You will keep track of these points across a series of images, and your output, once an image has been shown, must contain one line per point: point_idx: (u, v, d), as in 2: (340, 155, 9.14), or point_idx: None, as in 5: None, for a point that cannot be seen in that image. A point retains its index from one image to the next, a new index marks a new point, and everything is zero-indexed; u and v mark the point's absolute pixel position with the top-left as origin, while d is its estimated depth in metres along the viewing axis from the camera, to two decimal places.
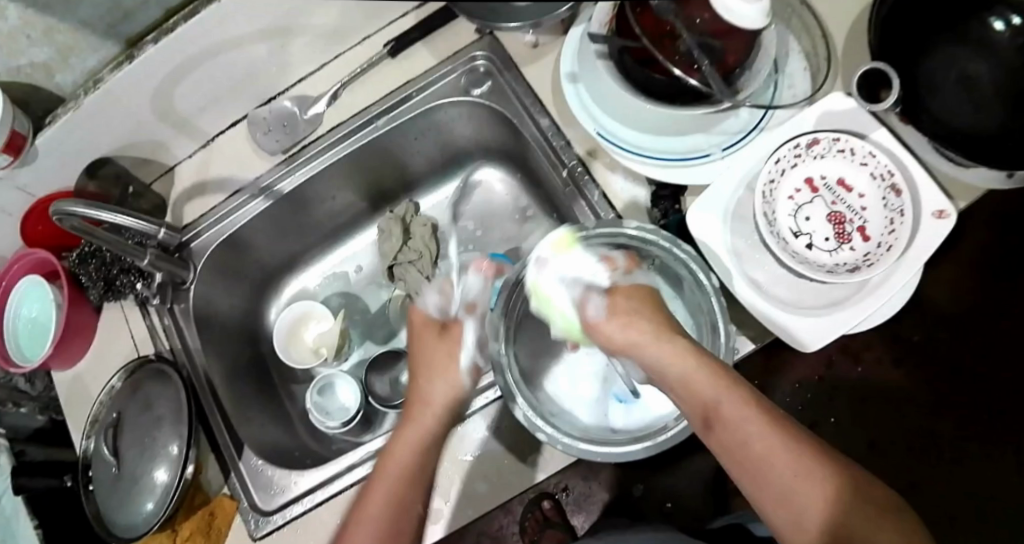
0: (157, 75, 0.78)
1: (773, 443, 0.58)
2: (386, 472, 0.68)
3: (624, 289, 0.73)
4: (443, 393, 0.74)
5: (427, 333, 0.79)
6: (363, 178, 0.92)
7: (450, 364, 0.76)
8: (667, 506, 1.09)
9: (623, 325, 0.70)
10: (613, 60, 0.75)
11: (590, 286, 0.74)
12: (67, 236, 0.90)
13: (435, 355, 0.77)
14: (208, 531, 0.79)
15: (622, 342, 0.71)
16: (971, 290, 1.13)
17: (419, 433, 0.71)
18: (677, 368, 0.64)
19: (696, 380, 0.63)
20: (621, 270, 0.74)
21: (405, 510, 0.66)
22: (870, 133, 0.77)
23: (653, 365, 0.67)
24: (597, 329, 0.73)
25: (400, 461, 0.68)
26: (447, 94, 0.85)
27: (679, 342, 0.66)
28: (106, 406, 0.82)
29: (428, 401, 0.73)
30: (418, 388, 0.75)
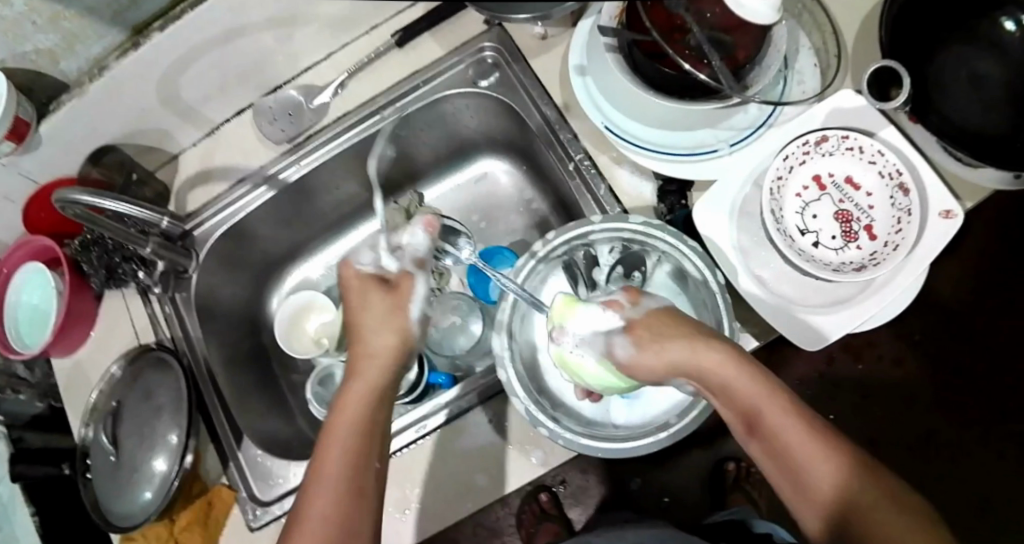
0: (162, 63, 0.77)
1: (818, 453, 0.55)
2: (331, 444, 0.56)
3: (642, 321, 0.62)
4: (390, 349, 0.61)
5: (365, 286, 0.65)
6: (368, 169, 0.91)
7: (396, 320, 0.63)
8: (664, 500, 1.09)
9: (656, 348, 0.60)
10: (623, 53, 0.75)
11: (610, 332, 0.63)
12: (70, 223, 0.90)
13: (378, 309, 0.63)
14: (206, 521, 0.78)
15: (662, 369, 0.60)
16: (976, 290, 1.12)
17: (367, 387, 0.59)
18: (719, 375, 0.58)
19: (739, 387, 0.57)
20: (629, 303, 0.64)
21: (358, 488, 0.55)
22: (879, 131, 0.76)
23: (696, 376, 0.59)
24: (637, 368, 0.61)
25: (352, 424, 0.57)
26: (453, 85, 0.84)
27: (724, 349, 0.59)
28: (106, 394, 0.82)
29: (375, 352, 0.61)
30: (360, 341, 0.62)
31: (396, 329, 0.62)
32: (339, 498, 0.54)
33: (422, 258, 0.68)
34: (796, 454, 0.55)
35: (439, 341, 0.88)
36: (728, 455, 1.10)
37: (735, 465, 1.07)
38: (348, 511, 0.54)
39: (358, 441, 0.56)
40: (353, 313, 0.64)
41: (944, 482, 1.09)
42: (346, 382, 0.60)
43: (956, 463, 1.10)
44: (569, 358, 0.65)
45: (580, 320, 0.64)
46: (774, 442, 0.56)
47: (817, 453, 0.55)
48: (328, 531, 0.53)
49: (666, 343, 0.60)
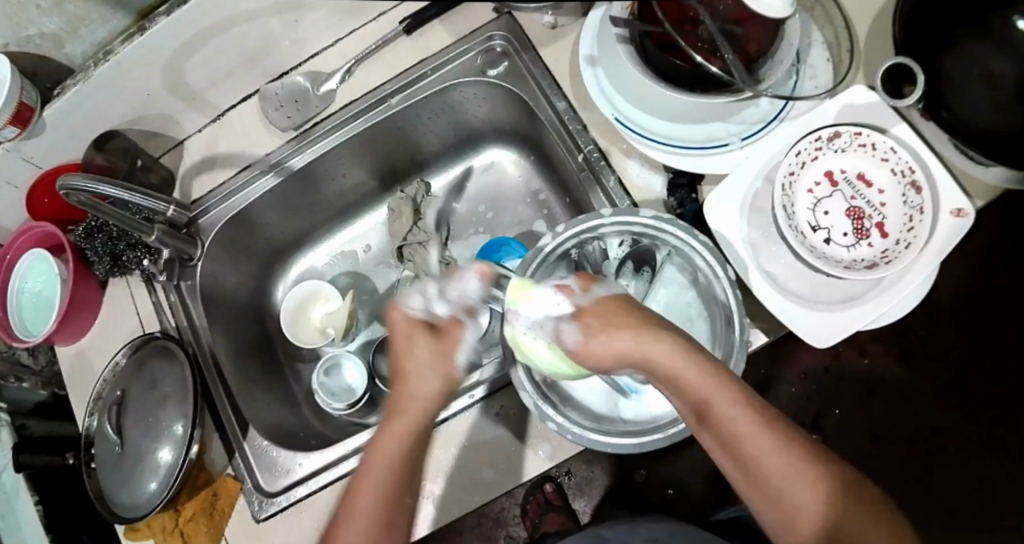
0: (168, 48, 0.76)
1: (767, 443, 0.56)
2: (370, 481, 0.59)
3: (589, 309, 0.64)
4: (432, 394, 0.63)
5: (416, 331, 0.65)
6: (374, 158, 0.91)
7: (440, 367, 0.64)
8: (667, 492, 1.09)
9: (609, 338, 0.62)
10: (634, 45, 0.74)
11: (557, 319, 0.64)
12: (74, 210, 0.89)
13: (426, 355, 0.64)
14: (211, 512, 0.77)
15: (611, 358, 0.62)
16: (981, 285, 1.11)
17: (407, 428, 0.61)
18: (670, 367, 0.59)
19: (690, 382, 0.58)
20: (580, 289, 0.65)
21: (389, 523, 0.58)
22: (891, 127, 0.76)
23: (646, 367, 0.61)
24: (588, 352, 0.62)
25: (391, 461, 0.60)
26: (461, 74, 0.83)
27: (674, 341, 0.60)
28: (110, 383, 0.82)
29: (417, 395, 0.63)
30: (403, 382, 0.64)
31: (438, 376, 0.64)
32: (373, 531, 0.57)
33: (470, 305, 0.68)
34: (748, 446, 0.56)
35: None
36: None
37: None
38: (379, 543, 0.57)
39: (392, 481, 0.59)
40: (400, 357, 0.64)
41: (947, 476, 1.09)
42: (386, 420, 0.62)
43: (960, 457, 1.10)
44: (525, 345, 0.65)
45: (531, 308, 0.64)
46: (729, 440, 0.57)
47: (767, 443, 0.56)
48: None
49: (615, 333, 0.62)
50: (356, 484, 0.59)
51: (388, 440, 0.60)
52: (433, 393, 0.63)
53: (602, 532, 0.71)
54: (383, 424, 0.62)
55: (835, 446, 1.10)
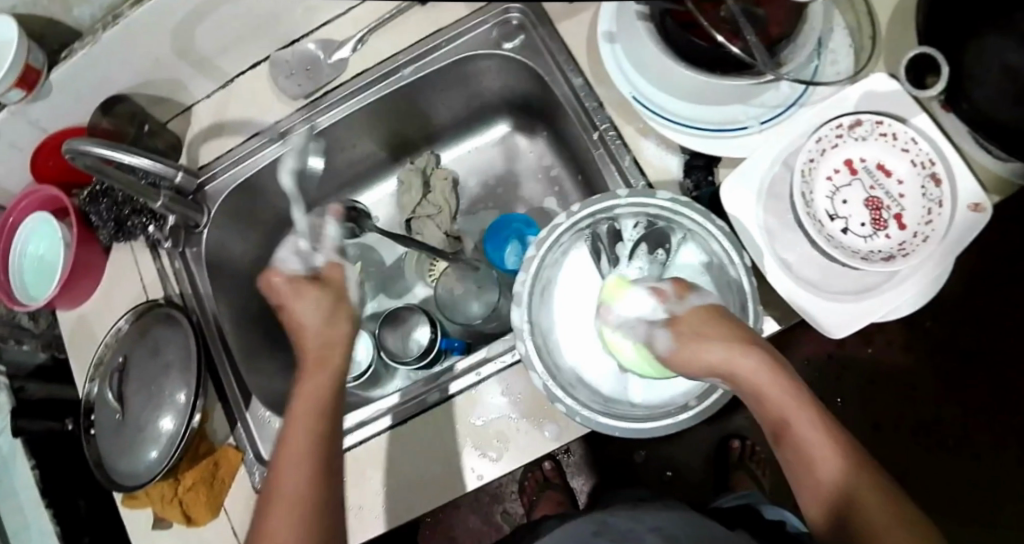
0: (177, 14, 0.75)
1: (837, 472, 0.56)
2: (293, 440, 0.57)
3: (684, 317, 0.64)
4: (342, 341, 0.65)
5: (296, 288, 0.67)
6: (385, 128, 0.89)
7: (335, 315, 0.66)
8: (667, 474, 1.09)
9: (699, 349, 0.62)
10: (654, 22, 0.72)
11: (652, 322, 0.66)
12: (79, 173, 0.88)
13: (307, 308, 0.66)
14: (212, 482, 0.76)
15: (700, 367, 0.62)
16: (992, 280, 1.10)
17: (323, 380, 0.61)
18: (751, 381, 0.60)
19: (770, 397, 0.59)
20: (673, 297, 0.66)
21: (323, 479, 0.56)
22: (912, 117, 0.74)
23: (729, 378, 0.62)
24: (675, 360, 0.63)
25: (313, 411, 0.59)
26: (478, 46, 0.82)
27: (763, 355, 0.60)
28: (112, 349, 0.81)
29: (332, 344, 0.64)
30: (309, 332, 0.65)
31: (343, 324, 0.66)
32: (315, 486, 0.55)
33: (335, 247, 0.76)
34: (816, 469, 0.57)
35: (452, 307, 0.89)
36: (733, 431, 1.09)
37: (739, 443, 1.06)
38: (317, 500, 0.55)
39: (320, 437, 0.58)
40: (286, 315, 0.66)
41: (949, 470, 1.09)
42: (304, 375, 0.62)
43: (963, 451, 1.09)
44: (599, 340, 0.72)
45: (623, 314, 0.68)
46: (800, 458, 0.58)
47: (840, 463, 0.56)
48: (304, 514, 0.54)
49: (709, 346, 0.61)
50: (282, 448, 0.57)
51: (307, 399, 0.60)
52: (342, 338, 0.66)
53: (607, 517, 0.69)
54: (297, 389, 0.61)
55: None
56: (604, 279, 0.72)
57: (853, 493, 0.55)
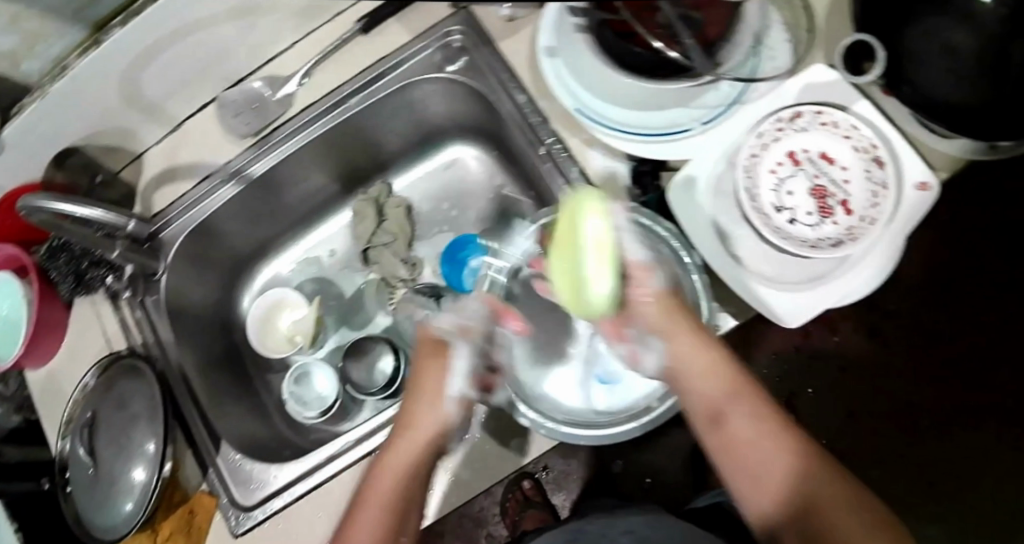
0: (124, 60, 0.76)
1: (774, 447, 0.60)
2: (364, 522, 0.63)
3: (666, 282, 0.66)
4: (433, 429, 0.68)
5: (424, 355, 0.72)
6: (336, 160, 0.90)
7: (440, 401, 0.69)
8: (645, 481, 1.06)
9: (669, 312, 0.64)
10: (592, 33, 0.74)
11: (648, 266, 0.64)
12: (36, 230, 0.87)
13: (428, 380, 0.70)
14: (189, 530, 0.77)
15: (659, 329, 0.64)
16: (960, 259, 1.09)
17: (402, 461, 0.66)
18: (692, 363, 0.64)
19: (709, 381, 0.63)
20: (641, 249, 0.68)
21: None
22: (853, 104, 0.74)
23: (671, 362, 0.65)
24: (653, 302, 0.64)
25: (386, 491, 0.64)
26: (421, 71, 0.82)
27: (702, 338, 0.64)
28: (79, 406, 0.81)
29: (423, 428, 0.68)
30: (411, 410, 0.69)
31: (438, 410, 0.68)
32: None
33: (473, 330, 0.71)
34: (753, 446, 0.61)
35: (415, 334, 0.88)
36: None
37: None
38: None
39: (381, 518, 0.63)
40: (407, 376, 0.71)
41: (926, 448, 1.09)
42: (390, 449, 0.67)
43: (940, 430, 1.09)
44: (595, 238, 0.57)
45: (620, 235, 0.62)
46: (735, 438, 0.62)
47: (772, 440, 0.60)
48: None
49: (672, 315, 0.64)
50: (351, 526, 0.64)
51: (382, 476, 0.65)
52: (435, 424, 0.68)
53: (580, 526, 0.71)
54: (384, 455, 0.68)
55: (816, 426, 1.08)
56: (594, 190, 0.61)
57: (787, 465, 0.59)
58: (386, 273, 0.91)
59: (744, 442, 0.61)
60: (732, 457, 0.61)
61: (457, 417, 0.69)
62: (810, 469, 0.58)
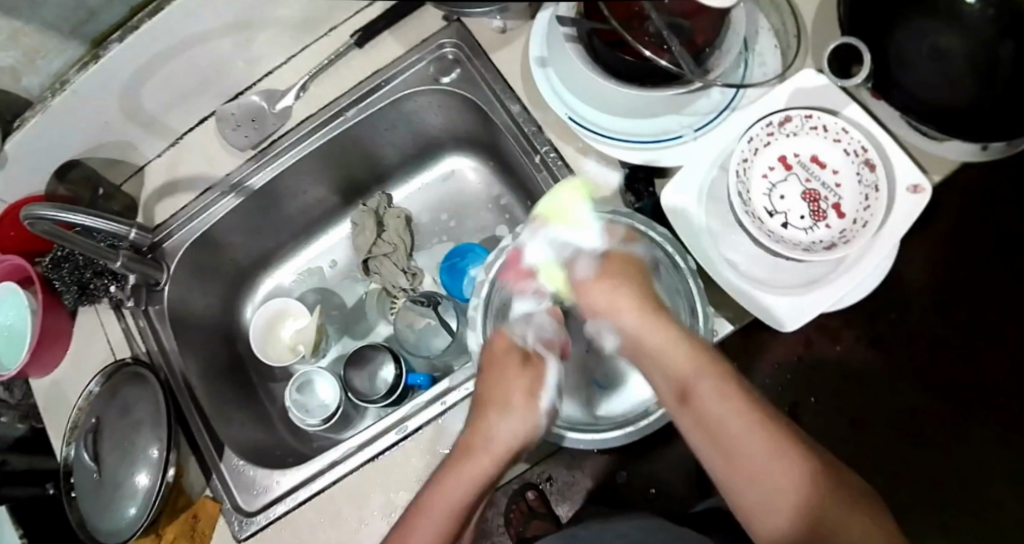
0: (124, 74, 0.77)
1: (756, 433, 0.57)
2: (430, 523, 0.64)
3: (615, 255, 0.70)
4: (510, 443, 0.68)
5: (505, 360, 0.70)
6: (335, 171, 0.91)
7: (526, 413, 0.68)
8: (650, 492, 1.06)
9: (609, 289, 0.67)
10: (582, 43, 0.74)
11: (578, 251, 0.72)
12: (41, 241, 0.88)
13: (512, 392, 0.69)
14: (192, 534, 0.78)
15: (603, 303, 0.67)
16: (953, 263, 1.10)
17: (475, 472, 0.66)
18: (662, 341, 0.62)
19: (677, 358, 0.61)
20: (619, 239, 0.72)
21: None
22: (843, 109, 0.74)
23: (639, 343, 0.64)
24: (586, 287, 0.69)
25: (456, 500, 0.65)
26: (416, 82, 0.84)
27: (658, 315, 0.64)
28: (84, 412, 0.81)
29: (496, 439, 0.68)
30: (487, 417, 0.68)
31: (525, 423, 0.68)
32: None
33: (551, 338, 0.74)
34: (730, 429, 0.58)
35: (416, 342, 0.89)
36: None
37: None
38: None
39: (450, 523, 0.64)
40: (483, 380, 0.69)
41: (936, 455, 1.07)
42: (465, 456, 0.67)
43: (946, 435, 1.07)
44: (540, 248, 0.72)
45: (567, 231, 0.72)
46: (709, 421, 0.59)
47: (749, 420, 0.57)
48: None
49: (620, 292, 0.67)
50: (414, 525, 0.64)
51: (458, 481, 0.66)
52: (519, 437, 0.68)
53: (577, 531, 0.73)
54: (454, 461, 0.67)
55: (818, 432, 1.07)
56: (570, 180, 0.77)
57: (775, 454, 0.56)
58: (387, 283, 0.92)
59: (719, 423, 0.58)
60: (708, 438, 0.59)
61: (540, 433, 0.69)
62: (794, 457, 0.56)
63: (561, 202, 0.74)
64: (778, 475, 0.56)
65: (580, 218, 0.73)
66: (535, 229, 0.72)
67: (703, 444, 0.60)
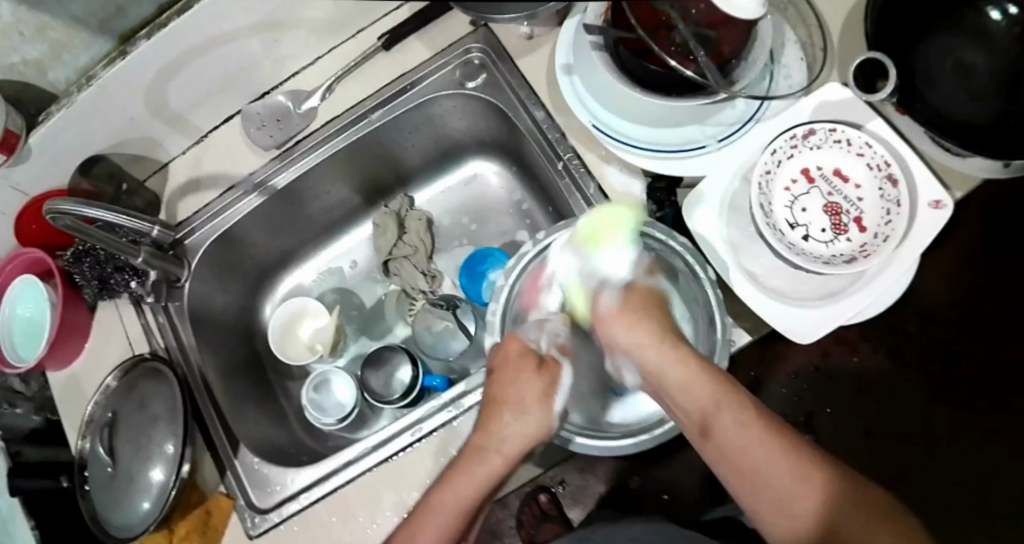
0: (151, 70, 0.78)
1: (775, 456, 0.56)
2: (435, 522, 0.62)
3: (641, 288, 0.69)
4: (521, 442, 0.65)
5: (520, 362, 0.68)
6: (356, 173, 0.92)
7: (540, 415, 0.66)
8: (663, 498, 1.06)
9: (631, 327, 0.65)
10: (609, 53, 0.74)
11: (606, 281, 0.70)
12: (63, 234, 0.89)
13: (526, 392, 0.67)
14: (205, 529, 0.77)
15: (624, 340, 0.65)
16: (970, 280, 1.10)
17: (483, 475, 0.64)
18: (675, 373, 0.61)
19: (688, 388, 0.60)
20: (645, 271, 0.71)
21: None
22: (867, 123, 0.74)
23: (655, 375, 0.63)
24: (606, 318, 0.67)
25: (462, 502, 0.62)
26: (440, 87, 0.84)
27: (676, 349, 0.62)
28: (100, 406, 0.82)
29: (506, 439, 0.65)
30: (500, 420, 0.66)
31: (537, 422, 0.66)
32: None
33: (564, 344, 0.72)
34: (748, 459, 0.57)
35: (434, 345, 0.90)
36: None
37: None
38: None
39: (457, 520, 0.62)
40: (494, 380, 0.68)
41: (949, 471, 1.06)
42: (475, 457, 0.65)
43: (960, 451, 1.07)
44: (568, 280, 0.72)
45: (603, 256, 0.71)
46: (727, 451, 0.58)
47: (770, 447, 0.56)
48: None
49: (641, 330, 0.64)
50: (420, 522, 0.62)
51: (464, 478, 0.64)
52: (533, 438, 0.66)
53: (589, 533, 0.73)
54: (462, 460, 0.65)
55: (833, 445, 1.07)
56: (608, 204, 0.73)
57: (800, 474, 0.55)
58: (405, 285, 0.93)
59: (740, 453, 0.57)
60: (728, 467, 0.58)
61: (551, 434, 0.67)
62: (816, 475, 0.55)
63: (607, 221, 0.72)
64: (798, 498, 0.55)
65: (619, 240, 0.71)
66: (569, 250, 0.72)
67: (727, 473, 0.59)
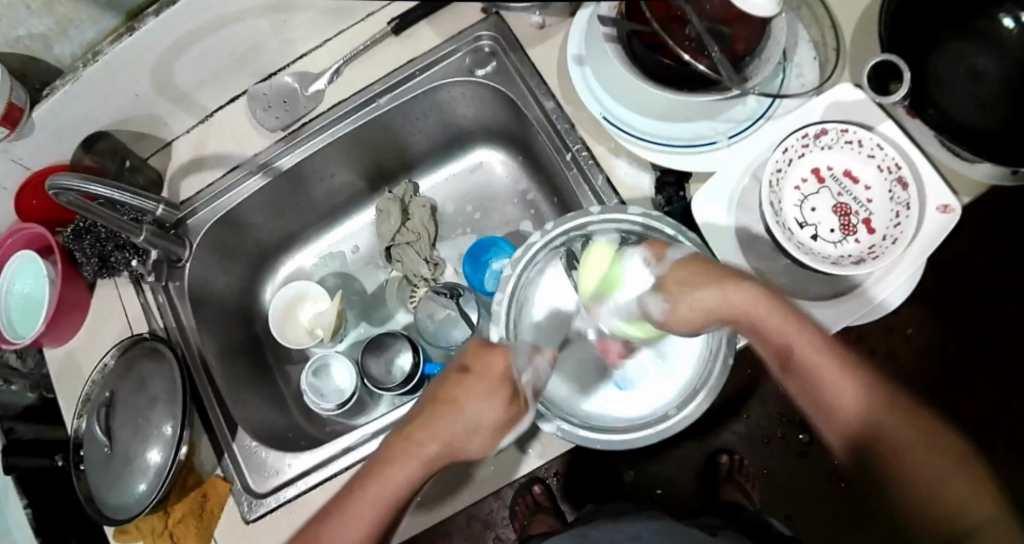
0: (158, 48, 0.77)
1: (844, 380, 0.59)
2: (360, 506, 0.63)
3: (672, 273, 0.64)
4: (460, 455, 0.66)
5: (495, 385, 0.67)
6: (362, 158, 0.91)
7: (489, 441, 0.66)
8: (655, 492, 1.11)
9: (691, 296, 0.62)
10: (621, 44, 0.73)
11: (641, 297, 0.66)
12: (64, 210, 0.88)
13: (484, 414, 0.66)
14: (200, 513, 0.77)
15: (698, 315, 0.63)
16: (970, 286, 1.10)
17: (412, 472, 0.65)
18: (753, 309, 0.61)
19: (771, 320, 0.61)
20: (656, 256, 0.67)
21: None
22: (878, 124, 0.74)
23: (742, 320, 0.62)
24: (674, 318, 0.64)
25: (387, 498, 0.64)
26: (449, 75, 0.84)
27: (757, 297, 0.61)
28: (98, 385, 0.81)
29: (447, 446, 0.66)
30: (450, 425, 0.66)
31: (479, 445, 0.66)
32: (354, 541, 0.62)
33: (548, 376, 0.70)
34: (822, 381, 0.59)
35: (436, 333, 0.89)
36: (719, 449, 1.11)
37: (727, 458, 1.08)
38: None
39: (382, 515, 0.63)
40: (463, 383, 0.67)
41: None
42: (412, 451, 0.65)
43: None
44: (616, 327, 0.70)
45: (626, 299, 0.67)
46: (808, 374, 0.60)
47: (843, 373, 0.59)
48: None
49: (704, 292, 0.62)
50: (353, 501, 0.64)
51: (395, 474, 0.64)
52: (470, 458, 0.67)
53: (588, 530, 0.73)
54: (400, 446, 0.66)
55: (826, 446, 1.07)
56: (595, 251, 0.69)
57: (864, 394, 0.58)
58: (408, 272, 0.92)
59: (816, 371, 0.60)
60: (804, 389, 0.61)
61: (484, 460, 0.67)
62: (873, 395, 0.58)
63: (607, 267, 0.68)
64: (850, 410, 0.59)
65: (625, 270, 0.67)
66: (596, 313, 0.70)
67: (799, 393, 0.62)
